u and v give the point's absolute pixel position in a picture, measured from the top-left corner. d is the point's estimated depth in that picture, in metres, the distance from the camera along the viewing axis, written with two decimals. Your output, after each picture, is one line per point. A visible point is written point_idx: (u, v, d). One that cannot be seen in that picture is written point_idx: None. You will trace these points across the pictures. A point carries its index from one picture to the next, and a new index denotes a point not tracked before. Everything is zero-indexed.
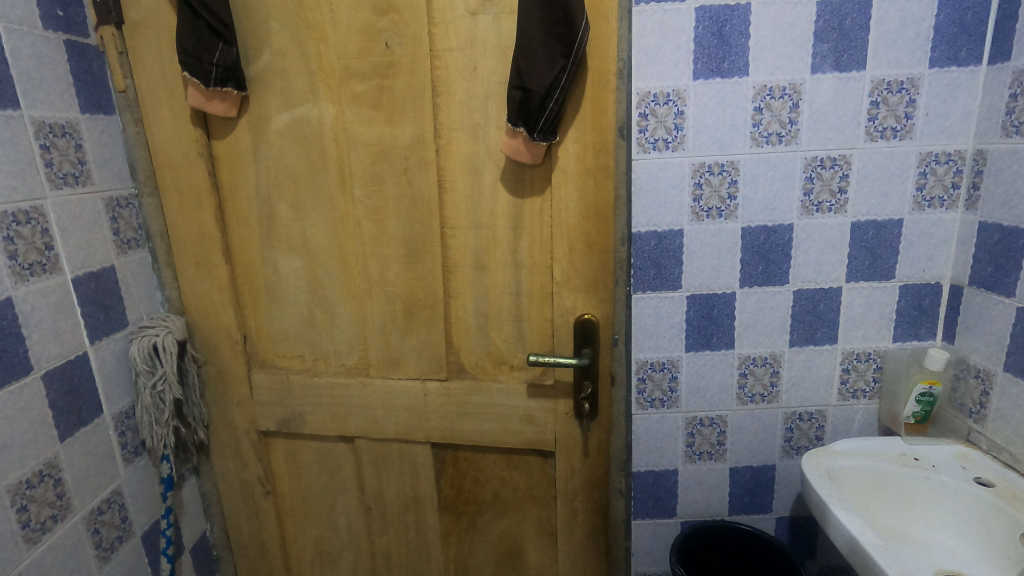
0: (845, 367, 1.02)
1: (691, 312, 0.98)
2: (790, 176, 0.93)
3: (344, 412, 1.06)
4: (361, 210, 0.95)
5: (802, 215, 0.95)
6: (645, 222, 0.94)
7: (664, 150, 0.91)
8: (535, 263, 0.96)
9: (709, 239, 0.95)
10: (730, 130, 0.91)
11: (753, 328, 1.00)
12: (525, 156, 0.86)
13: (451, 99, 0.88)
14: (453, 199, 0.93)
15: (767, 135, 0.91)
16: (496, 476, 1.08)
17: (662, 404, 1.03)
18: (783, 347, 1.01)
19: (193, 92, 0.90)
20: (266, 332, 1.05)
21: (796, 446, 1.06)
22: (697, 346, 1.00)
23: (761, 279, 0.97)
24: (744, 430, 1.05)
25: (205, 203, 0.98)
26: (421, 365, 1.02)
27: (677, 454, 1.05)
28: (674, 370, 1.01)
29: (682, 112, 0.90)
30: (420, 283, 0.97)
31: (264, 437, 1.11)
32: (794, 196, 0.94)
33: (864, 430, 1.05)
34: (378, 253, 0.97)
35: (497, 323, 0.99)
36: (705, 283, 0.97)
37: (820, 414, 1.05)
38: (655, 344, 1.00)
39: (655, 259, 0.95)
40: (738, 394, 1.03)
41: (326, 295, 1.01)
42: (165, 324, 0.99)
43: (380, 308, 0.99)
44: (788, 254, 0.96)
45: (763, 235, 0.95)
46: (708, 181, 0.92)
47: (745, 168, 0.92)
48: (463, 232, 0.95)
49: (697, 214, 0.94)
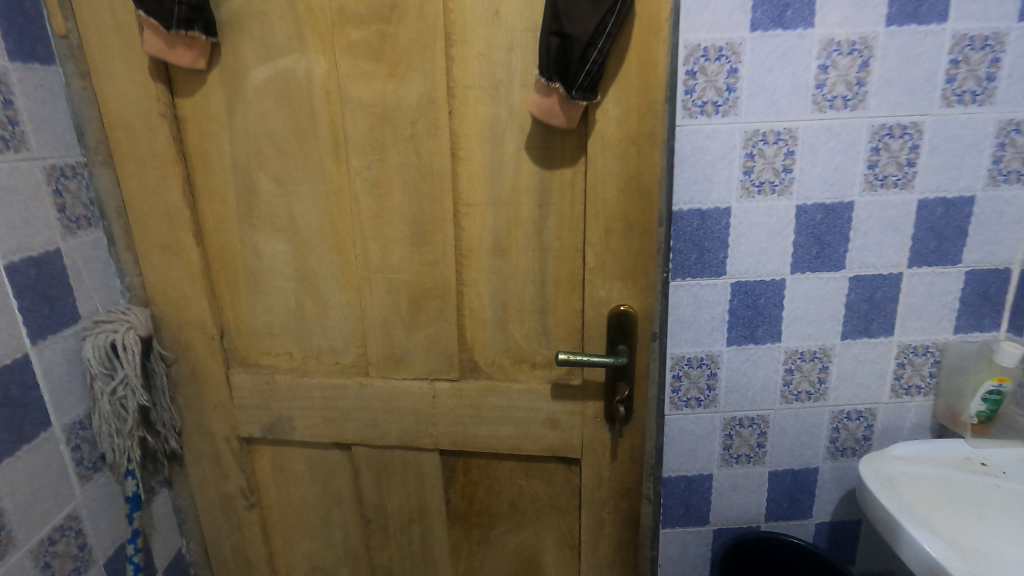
0: (900, 361, 0.93)
1: (736, 301, 0.89)
2: (854, 146, 0.82)
3: (339, 416, 0.92)
4: (358, 184, 0.80)
5: (865, 190, 0.84)
6: (688, 199, 0.83)
7: (713, 115, 0.80)
8: (563, 245, 0.81)
9: (760, 219, 0.85)
10: (789, 93, 0.80)
11: (802, 320, 0.90)
12: (554, 119, 0.72)
13: (467, 50, 0.74)
14: (468, 170, 0.79)
15: (832, 98, 0.80)
16: (513, 485, 0.94)
17: (698, 404, 0.94)
18: (835, 340, 0.91)
19: (150, 37, 0.74)
20: (247, 325, 0.90)
21: (842, 447, 0.97)
22: (740, 340, 0.91)
23: (815, 264, 0.87)
24: (787, 430, 0.96)
25: (170, 174, 0.82)
26: (427, 363, 0.88)
27: (712, 458, 0.97)
28: (713, 367, 0.92)
29: (736, 69, 0.78)
30: (428, 269, 0.83)
31: (247, 444, 0.97)
32: (856, 168, 0.83)
33: (916, 429, 0.96)
34: (380, 236, 0.82)
35: (516, 315, 0.84)
36: (752, 269, 0.87)
37: (870, 412, 0.95)
38: (693, 339, 0.90)
39: (697, 240, 0.85)
40: (782, 391, 0.94)
41: (317, 284, 0.86)
42: (126, 317, 0.84)
43: (382, 298, 0.85)
44: (845, 237, 0.86)
45: (819, 214, 0.85)
46: (761, 152, 0.82)
47: (804, 136, 0.81)
48: (480, 209, 0.80)
49: (747, 190, 0.83)
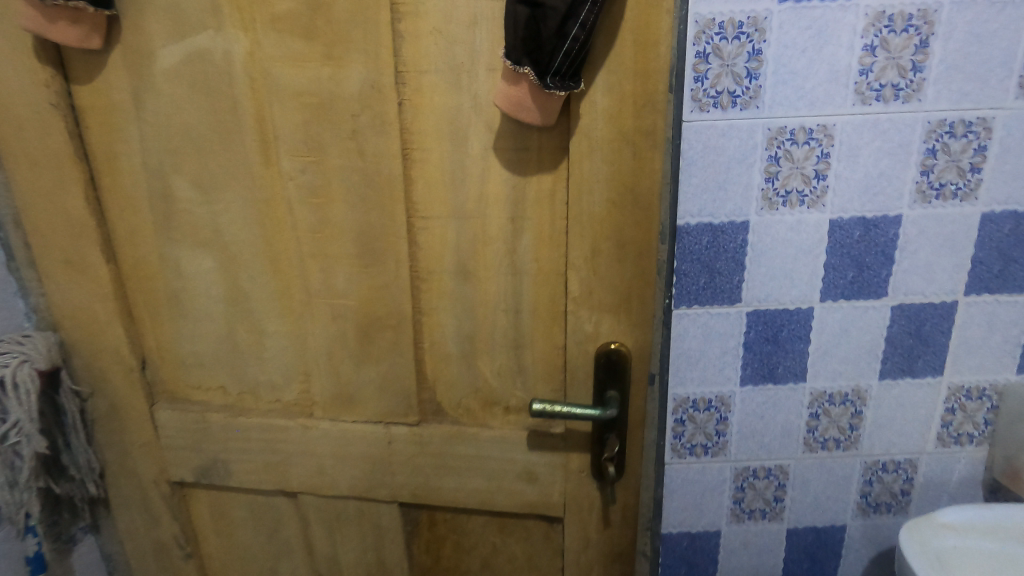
0: (950, 406, 0.78)
1: (753, 333, 0.74)
2: (905, 148, 0.66)
3: (282, 461, 0.78)
4: (292, 191, 0.66)
5: (916, 202, 0.68)
6: (696, 211, 0.68)
7: (730, 108, 0.64)
8: (541, 268, 0.66)
9: (785, 235, 0.69)
10: (826, 80, 0.64)
11: (833, 356, 0.75)
12: (524, 113, 0.57)
13: (419, 25, 0.58)
14: (425, 175, 0.64)
15: (879, 87, 0.64)
16: (486, 542, 0.81)
17: (704, 451, 0.79)
18: (871, 380, 0.76)
19: (27, 10, 0.60)
20: (172, 355, 0.76)
21: (875, 502, 0.82)
22: (756, 379, 0.76)
23: (851, 291, 0.72)
24: (811, 483, 0.81)
25: (70, 177, 0.68)
26: (382, 403, 0.74)
27: (721, 513, 0.82)
28: (723, 409, 0.77)
29: (760, 51, 0.63)
30: (380, 295, 0.69)
31: (180, 488, 0.84)
32: (906, 175, 0.67)
33: (965, 483, 0.81)
34: (321, 255, 0.68)
35: (486, 350, 0.70)
36: (773, 296, 0.72)
37: (910, 463, 0.80)
38: (700, 377, 0.76)
39: (707, 261, 0.70)
40: (806, 438, 0.79)
41: (250, 309, 0.73)
42: (23, 347, 0.71)
43: (326, 326, 0.71)
44: (889, 258, 0.71)
45: (858, 230, 0.69)
46: (788, 154, 0.66)
47: (842, 135, 0.66)
48: (441, 223, 0.65)
49: (769, 200, 0.68)
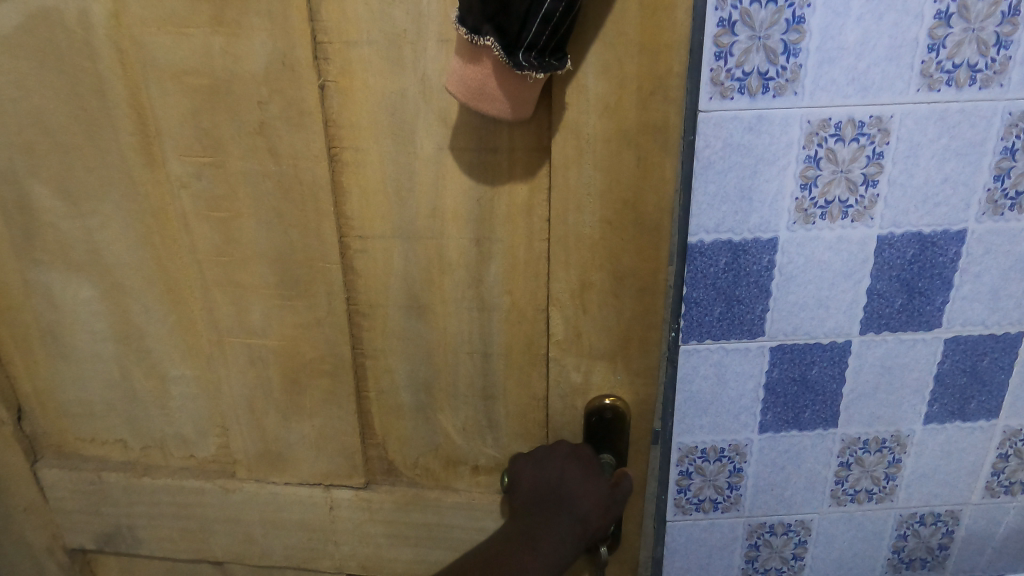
0: (1003, 452, 0.65)
1: (777, 372, 0.60)
2: (977, 146, 0.52)
3: (202, 527, 0.64)
4: (185, 202, 0.50)
5: (986, 214, 0.54)
6: (713, 225, 0.54)
7: (760, 93, 0.49)
8: (515, 302, 0.51)
9: (822, 255, 0.55)
10: (885, 58, 0.49)
11: (871, 397, 0.62)
12: (484, 104, 0.41)
13: None
14: (360, 183, 0.48)
15: (953, 69, 0.49)
16: None
17: (713, 507, 0.66)
18: (913, 425, 0.63)
19: None
20: (56, 403, 0.61)
21: (908, 558, 0.70)
22: (778, 425, 0.63)
23: (898, 322, 0.58)
24: (836, 539, 0.69)
25: None
26: (320, 462, 0.59)
27: (730, 573, 0.70)
28: (738, 460, 0.64)
29: (802, 18, 0.48)
30: (309, 334, 0.54)
31: (82, 555, 0.69)
32: (975, 181, 0.53)
33: (1013, 536, 0.69)
34: (229, 285, 0.52)
35: (448, 402, 0.56)
36: (803, 328, 0.58)
37: (952, 516, 0.68)
38: (710, 423, 0.62)
39: (725, 287, 0.56)
40: (833, 490, 0.66)
41: (148, 349, 0.57)
42: None
43: (243, 372, 0.56)
44: (947, 282, 0.57)
45: (912, 248, 0.55)
46: (832, 153, 0.52)
47: (900, 129, 0.51)
48: (383, 244, 0.50)
49: (805, 212, 0.54)
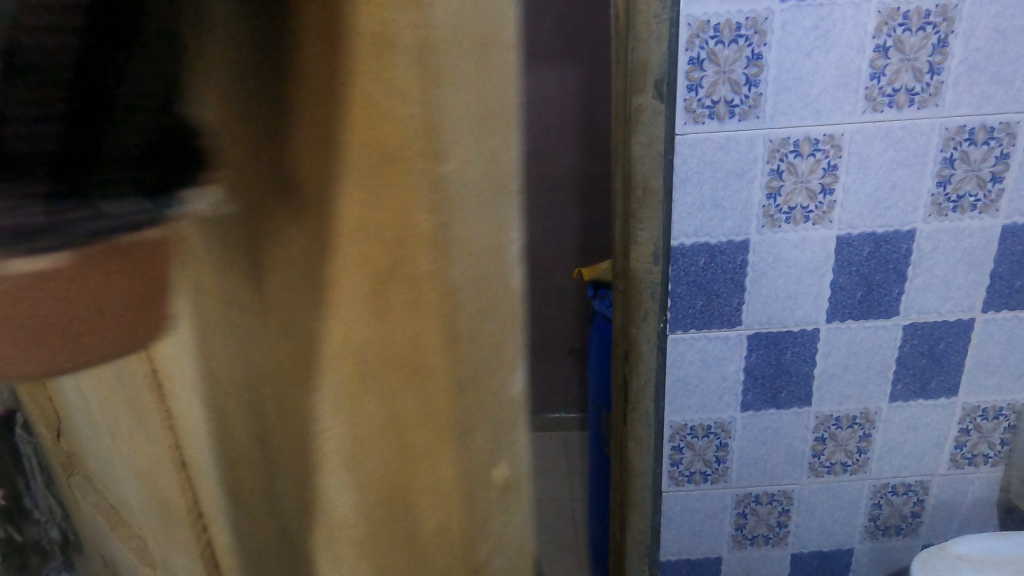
0: (964, 427, 0.73)
1: (754, 357, 0.69)
2: (918, 157, 0.60)
3: None
4: None
5: (932, 215, 0.63)
6: (691, 230, 0.63)
7: (727, 118, 0.58)
8: (264, 537, 0.31)
9: (789, 253, 0.64)
10: (833, 85, 0.58)
11: (841, 377, 0.70)
12: (2, 347, 0.18)
13: None
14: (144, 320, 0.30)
15: (893, 93, 0.58)
16: None
17: (703, 479, 0.75)
18: (881, 403, 0.71)
19: None
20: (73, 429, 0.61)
21: (884, 526, 0.78)
22: (758, 404, 0.71)
23: (860, 311, 0.67)
24: (816, 508, 0.77)
25: None
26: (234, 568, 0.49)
27: (722, 539, 0.78)
28: (723, 436, 0.73)
29: (760, 55, 0.56)
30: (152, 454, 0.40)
31: None
32: (920, 187, 0.61)
33: (979, 504, 0.77)
34: (99, 381, 0.41)
35: None
36: (776, 317, 0.67)
37: (921, 486, 0.76)
38: (697, 403, 0.71)
39: (705, 283, 0.65)
40: (812, 463, 0.74)
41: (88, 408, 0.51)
42: None
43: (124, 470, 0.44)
44: (902, 275, 0.65)
45: (868, 246, 0.64)
46: (792, 167, 0.60)
47: (852, 144, 0.60)
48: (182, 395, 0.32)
49: (771, 217, 0.62)
